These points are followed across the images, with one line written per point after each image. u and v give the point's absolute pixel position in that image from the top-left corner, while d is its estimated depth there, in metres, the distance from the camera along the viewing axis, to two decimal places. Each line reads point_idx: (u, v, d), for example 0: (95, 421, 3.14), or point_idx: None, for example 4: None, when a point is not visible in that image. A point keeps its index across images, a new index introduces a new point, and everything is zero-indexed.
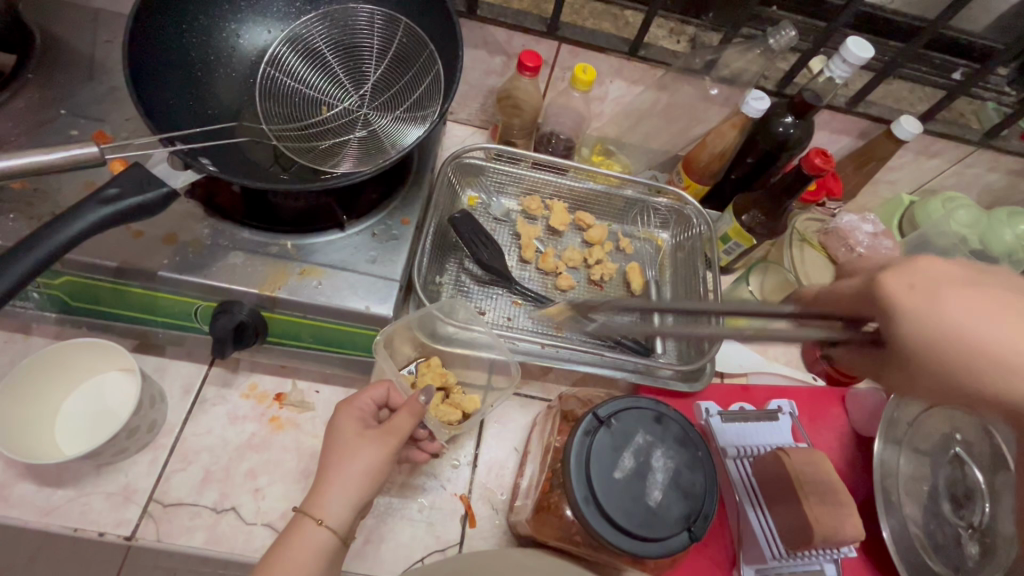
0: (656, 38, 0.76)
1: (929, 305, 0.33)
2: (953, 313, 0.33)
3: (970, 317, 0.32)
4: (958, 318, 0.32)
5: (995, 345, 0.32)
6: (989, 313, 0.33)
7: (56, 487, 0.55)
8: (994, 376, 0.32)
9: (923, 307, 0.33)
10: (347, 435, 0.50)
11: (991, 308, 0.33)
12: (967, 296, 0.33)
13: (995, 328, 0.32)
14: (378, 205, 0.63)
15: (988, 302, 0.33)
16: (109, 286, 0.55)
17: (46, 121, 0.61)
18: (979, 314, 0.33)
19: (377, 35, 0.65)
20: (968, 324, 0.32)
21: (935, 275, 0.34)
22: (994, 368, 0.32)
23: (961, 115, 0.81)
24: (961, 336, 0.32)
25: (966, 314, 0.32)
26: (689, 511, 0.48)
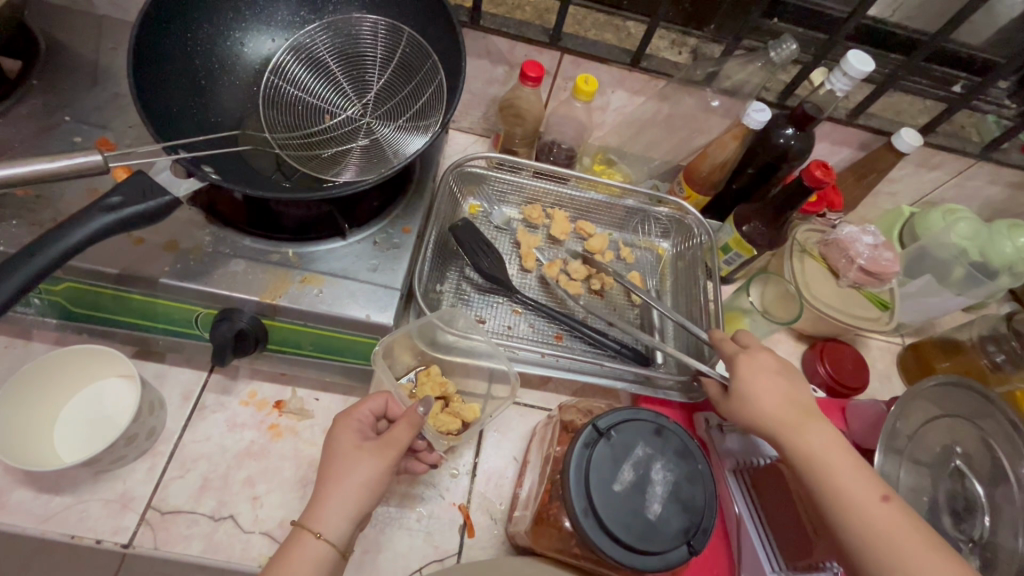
0: (658, 49, 0.77)
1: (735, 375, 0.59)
2: (750, 379, 0.58)
3: (762, 392, 0.57)
4: (746, 384, 0.57)
5: (758, 397, 0.56)
6: (771, 384, 0.57)
7: (53, 494, 0.55)
8: (756, 419, 0.56)
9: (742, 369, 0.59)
10: (345, 446, 0.50)
11: (778, 384, 0.57)
12: (766, 376, 0.58)
13: (764, 391, 0.57)
14: (380, 213, 0.63)
15: (778, 381, 0.57)
16: (110, 292, 0.56)
17: (50, 128, 0.62)
18: (770, 386, 0.57)
19: (381, 45, 0.66)
20: (750, 382, 0.57)
21: (757, 362, 0.59)
22: (762, 417, 0.56)
23: (961, 127, 0.81)
24: (751, 395, 0.57)
25: (758, 380, 0.57)
26: (689, 524, 0.48)
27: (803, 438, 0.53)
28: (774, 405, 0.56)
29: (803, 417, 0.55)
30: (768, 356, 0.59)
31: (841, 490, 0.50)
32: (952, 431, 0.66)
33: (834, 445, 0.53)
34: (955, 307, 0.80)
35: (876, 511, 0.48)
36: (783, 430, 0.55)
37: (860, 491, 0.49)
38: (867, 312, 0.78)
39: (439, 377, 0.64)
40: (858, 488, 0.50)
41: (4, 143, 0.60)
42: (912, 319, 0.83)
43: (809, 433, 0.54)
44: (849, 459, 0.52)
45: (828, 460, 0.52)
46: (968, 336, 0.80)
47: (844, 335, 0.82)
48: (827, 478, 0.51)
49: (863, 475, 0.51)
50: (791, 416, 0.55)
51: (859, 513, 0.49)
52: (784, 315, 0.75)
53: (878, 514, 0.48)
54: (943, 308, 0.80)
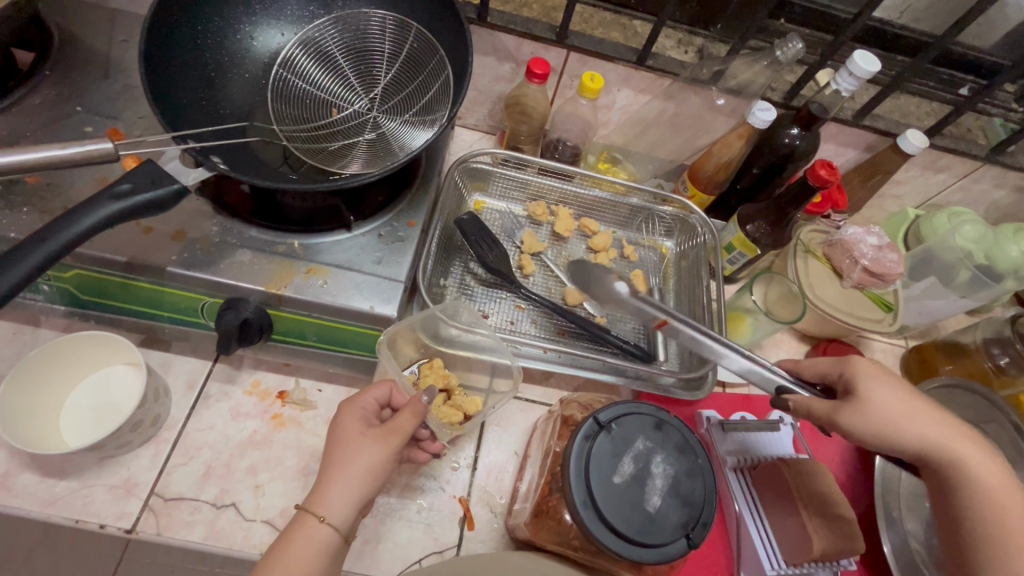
0: (664, 48, 0.77)
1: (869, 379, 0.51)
2: (870, 388, 0.51)
3: (901, 403, 0.50)
4: (873, 392, 0.50)
5: (893, 412, 0.50)
6: (900, 395, 0.51)
7: (58, 478, 0.56)
8: (891, 431, 0.50)
9: (870, 374, 0.51)
10: (350, 432, 0.50)
11: (906, 394, 0.51)
12: (888, 383, 0.51)
13: (890, 405, 0.50)
14: (385, 207, 0.64)
15: (897, 389, 0.51)
16: (118, 280, 0.56)
17: (62, 118, 0.62)
18: (898, 395, 0.51)
19: (389, 40, 0.66)
20: (883, 392, 0.51)
21: (875, 365, 0.53)
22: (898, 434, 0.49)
23: (968, 130, 0.81)
24: (890, 405, 0.50)
25: (882, 390, 0.50)
26: (688, 518, 0.48)
27: (968, 456, 0.49)
28: (900, 415, 0.50)
29: (957, 433, 0.51)
30: (877, 362, 0.53)
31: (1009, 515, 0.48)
32: None
33: (996, 469, 0.50)
34: (960, 310, 0.80)
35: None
36: (945, 449, 0.50)
37: (1019, 510, 0.48)
38: (869, 313, 0.78)
39: (442, 369, 0.64)
40: (1014, 505, 0.48)
41: (17, 132, 0.60)
42: (916, 322, 0.83)
43: (968, 451, 0.50)
44: (1002, 473, 0.50)
45: (991, 483, 0.49)
46: (972, 339, 0.80)
47: (847, 336, 0.82)
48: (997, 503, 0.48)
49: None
50: (948, 434, 0.50)
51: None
52: (787, 314, 0.75)
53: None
54: (948, 311, 0.80)
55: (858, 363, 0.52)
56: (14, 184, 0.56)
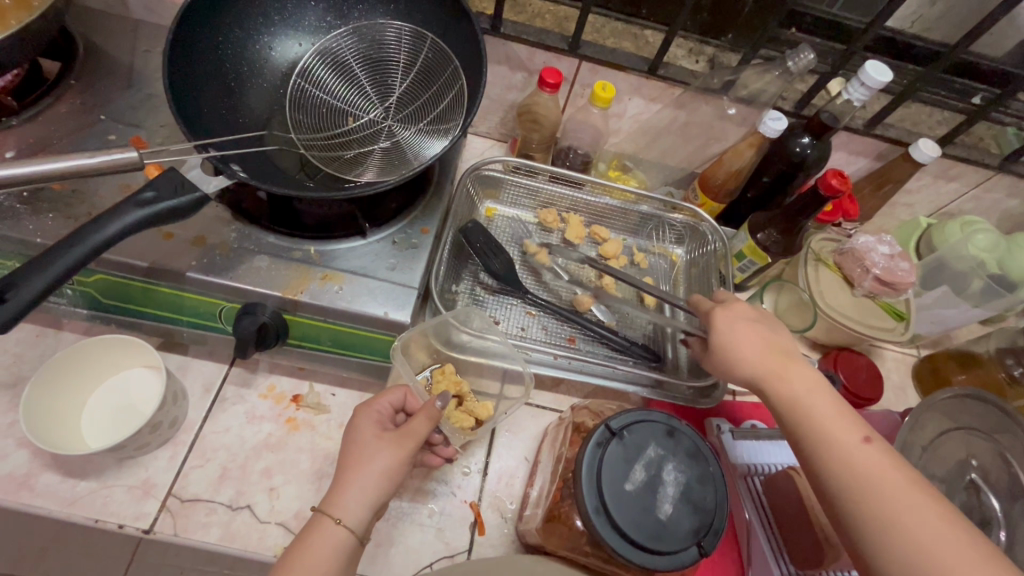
0: (675, 58, 0.78)
1: (742, 325, 0.57)
2: (730, 335, 0.57)
3: (751, 346, 0.55)
4: (734, 341, 0.56)
5: (738, 350, 0.55)
6: (751, 335, 0.56)
7: (78, 479, 0.57)
8: (753, 382, 0.54)
9: (719, 327, 0.58)
10: (365, 436, 0.51)
11: (765, 334, 0.56)
12: (744, 330, 0.57)
13: (746, 341, 0.56)
14: (399, 214, 0.65)
15: (757, 329, 0.57)
16: (139, 285, 0.58)
17: (87, 126, 0.64)
18: (756, 338, 0.56)
19: (404, 50, 0.67)
20: (739, 343, 0.56)
21: (733, 313, 0.59)
22: (760, 376, 0.53)
23: (981, 139, 0.81)
24: (730, 346, 0.56)
25: (744, 338, 0.56)
26: (699, 525, 0.48)
27: (783, 378, 0.52)
28: (774, 364, 0.53)
29: (785, 367, 0.53)
30: (746, 308, 0.59)
31: (842, 453, 0.46)
32: (968, 444, 0.65)
33: (816, 389, 0.50)
34: (974, 319, 0.79)
35: (867, 460, 0.45)
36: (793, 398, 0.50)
37: (840, 434, 0.47)
38: (882, 322, 0.77)
39: (454, 375, 0.64)
40: (837, 431, 0.47)
41: (44, 140, 0.62)
42: (928, 331, 0.83)
43: (809, 390, 0.50)
44: (827, 394, 0.50)
45: (809, 401, 0.49)
46: (985, 349, 0.79)
47: (859, 344, 0.82)
48: (832, 441, 0.47)
49: (847, 421, 0.48)
50: (792, 372, 0.52)
51: (863, 475, 0.44)
52: (798, 322, 0.78)
53: (883, 471, 0.44)
54: (960, 320, 0.80)
55: (717, 317, 0.59)
56: (41, 191, 0.57)
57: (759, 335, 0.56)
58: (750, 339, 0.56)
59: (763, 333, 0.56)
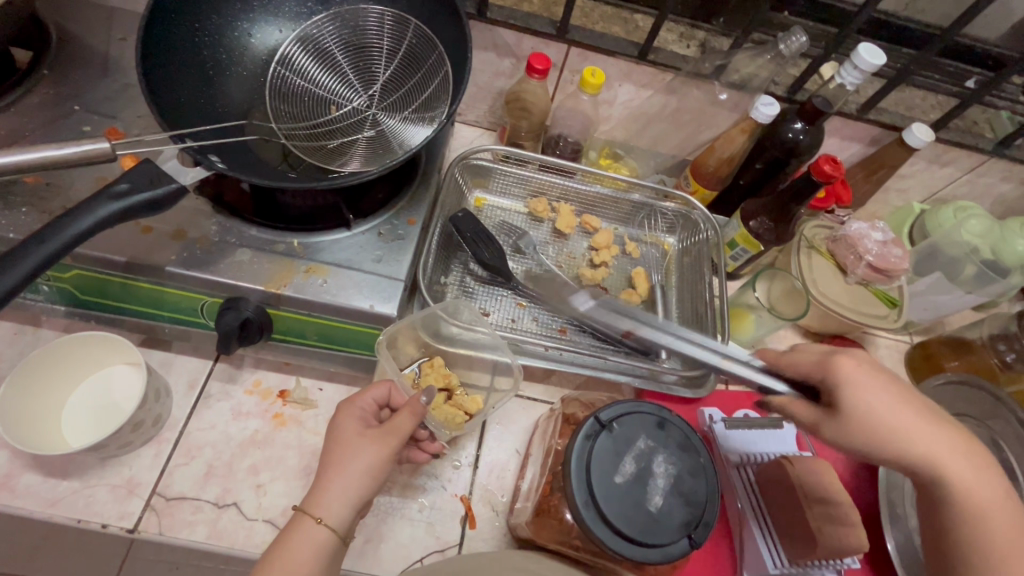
0: (666, 42, 0.76)
1: (873, 385, 0.45)
2: (867, 398, 0.45)
3: (899, 415, 0.46)
4: (870, 404, 0.45)
5: (886, 421, 0.45)
6: (894, 398, 0.46)
7: (60, 478, 0.56)
8: (897, 445, 0.46)
9: (859, 385, 0.45)
10: (348, 432, 0.50)
11: (899, 395, 0.46)
12: (892, 392, 0.46)
13: (891, 412, 0.45)
14: (385, 204, 0.63)
15: (891, 384, 0.46)
16: (118, 280, 0.56)
17: (60, 117, 0.62)
18: (894, 401, 0.46)
19: (388, 36, 0.65)
20: (879, 408, 0.45)
21: (866, 365, 0.46)
22: (900, 445, 0.45)
23: (974, 123, 0.80)
24: (881, 416, 0.45)
25: (882, 402, 0.45)
26: (690, 517, 0.48)
27: (941, 452, 0.46)
28: (925, 430, 0.46)
29: (939, 435, 0.47)
30: (864, 355, 0.47)
31: (976, 510, 0.47)
32: None
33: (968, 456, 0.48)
34: (966, 305, 0.79)
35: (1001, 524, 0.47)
36: (947, 470, 0.47)
37: (987, 499, 0.47)
38: (874, 309, 0.77)
39: (443, 368, 0.64)
40: (985, 491, 0.47)
41: (15, 131, 0.60)
42: (921, 317, 0.82)
43: (959, 456, 0.47)
44: (970, 452, 0.48)
45: (964, 475, 0.47)
46: (978, 335, 0.79)
47: (851, 332, 0.81)
48: (969, 498, 0.47)
49: (987, 484, 0.48)
50: (942, 442, 0.47)
51: (996, 538, 0.46)
52: (791, 310, 0.75)
53: (998, 530, 0.47)
54: (953, 307, 0.79)
55: (841, 365, 0.46)
56: (13, 185, 0.56)
57: (905, 397, 0.46)
58: (894, 403, 0.46)
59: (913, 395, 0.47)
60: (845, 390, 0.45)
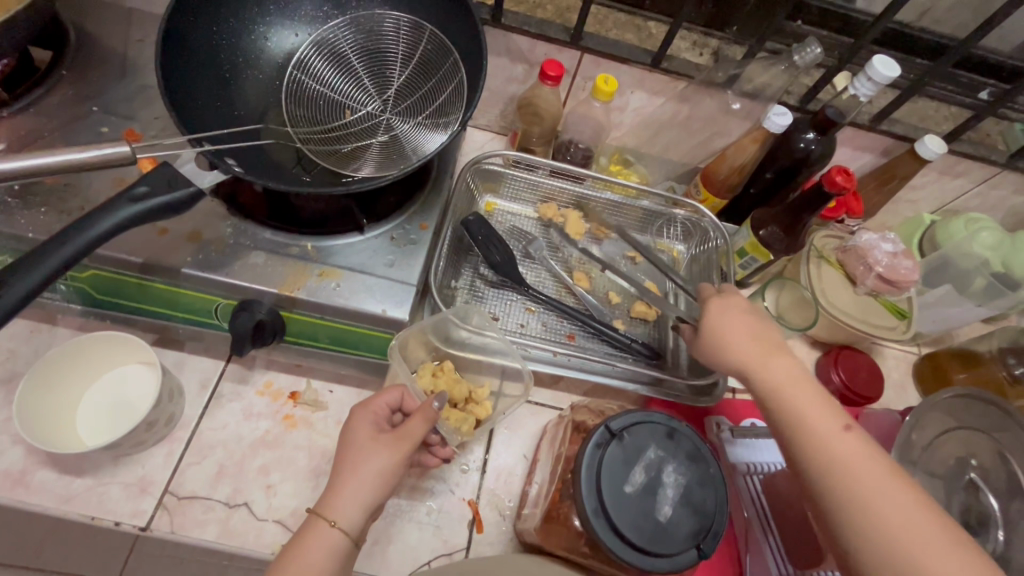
0: (679, 50, 0.76)
1: (723, 313, 0.57)
2: (720, 322, 0.56)
3: (736, 336, 0.55)
4: (716, 323, 0.57)
5: (724, 335, 0.55)
6: (741, 322, 0.56)
7: (74, 476, 0.56)
8: (734, 361, 0.54)
9: (712, 313, 0.57)
10: (361, 437, 0.51)
11: (747, 324, 0.55)
12: (746, 326, 0.55)
13: (731, 330, 0.55)
14: (398, 209, 0.64)
15: (745, 317, 0.56)
16: (134, 281, 0.57)
17: (79, 118, 0.63)
18: (739, 325, 0.55)
19: (403, 42, 0.66)
20: (725, 326, 0.56)
21: (726, 302, 0.58)
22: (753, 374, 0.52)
23: (988, 135, 0.80)
24: (716, 329, 0.56)
25: (730, 324, 0.56)
26: (699, 528, 0.48)
27: (766, 371, 0.51)
28: (760, 351, 0.53)
29: (772, 360, 0.52)
30: (741, 298, 0.59)
31: (834, 463, 0.44)
32: (969, 444, 0.65)
33: (799, 379, 0.50)
34: (975, 318, 0.79)
35: (844, 448, 0.45)
36: (778, 390, 0.50)
37: (822, 425, 0.47)
38: (883, 319, 0.77)
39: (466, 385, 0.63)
40: (820, 421, 0.47)
41: (36, 131, 0.61)
42: (931, 329, 0.82)
43: (797, 387, 0.49)
44: (809, 388, 0.49)
45: (792, 394, 0.49)
46: (988, 347, 0.79)
47: (859, 343, 0.81)
48: (822, 442, 0.46)
49: (825, 411, 0.47)
50: (777, 367, 0.51)
51: (842, 463, 0.44)
52: (799, 320, 0.77)
53: (879, 492, 0.42)
54: (963, 319, 0.79)
55: (708, 299, 0.59)
56: (33, 185, 0.56)
57: (755, 329, 0.55)
58: (740, 327, 0.55)
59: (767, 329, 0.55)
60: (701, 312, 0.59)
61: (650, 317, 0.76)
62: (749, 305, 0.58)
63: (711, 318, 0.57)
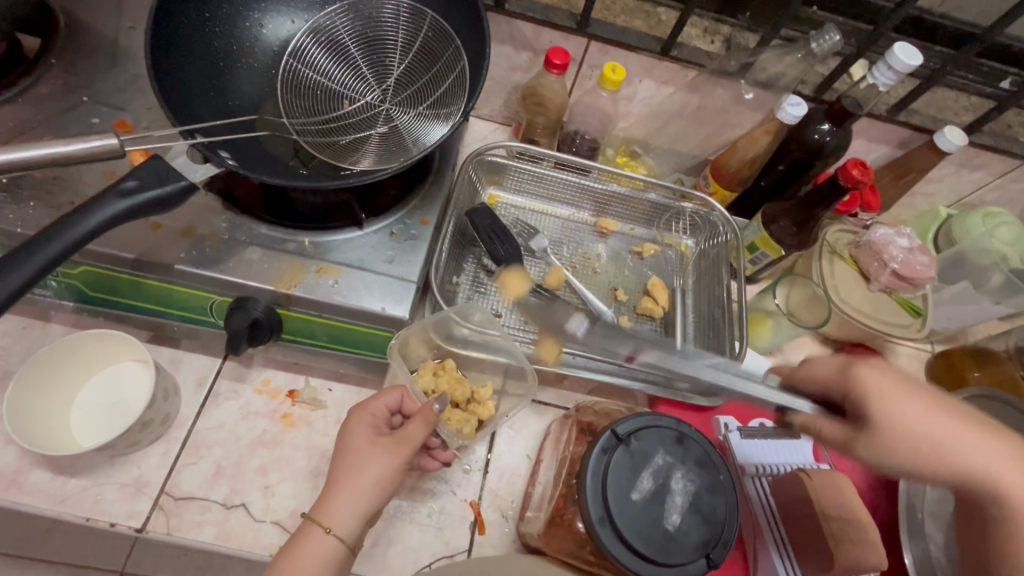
0: (689, 38, 0.74)
1: (899, 398, 0.43)
2: (890, 410, 0.43)
3: (921, 421, 0.43)
4: (891, 415, 0.43)
5: (907, 431, 0.43)
6: (923, 407, 0.43)
7: (68, 476, 0.55)
8: (930, 465, 0.42)
9: (881, 395, 0.44)
10: (359, 441, 0.49)
11: (924, 404, 0.43)
12: (912, 400, 0.43)
13: (916, 420, 0.43)
14: (398, 202, 0.62)
15: (922, 397, 0.44)
16: (127, 278, 0.55)
17: (69, 108, 0.61)
18: (918, 410, 0.43)
19: (403, 29, 0.63)
20: (910, 417, 0.43)
21: (888, 376, 0.45)
22: (939, 467, 0.42)
23: (1009, 126, 0.77)
24: (896, 427, 0.43)
25: (910, 412, 0.43)
26: (708, 536, 0.46)
27: (967, 456, 0.42)
28: (956, 437, 0.43)
29: (971, 440, 0.43)
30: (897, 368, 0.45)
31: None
32: None
33: (1010, 461, 0.43)
34: (992, 316, 0.76)
35: None
36: (977, 477, 0.43)
37: None
38: (897, 317, 0.74)
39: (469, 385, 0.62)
40: None
41: (25, 122, 0.59)
42: (945, 327, 0.80)
43: (1011, 467, 0.43)
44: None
45: (1003, 477, 0.42)
46: (1003, 346, 0.77)
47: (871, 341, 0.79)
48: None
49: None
50: (982, 451, 0.43)
51: None
52: (810, 318, 0.74)
53: None
54: (979, 317, 0.77)
55: (864, 374, 0.45)
56: (21, 178, 0.55)
57: (936, 405, 0.44)
58: (914, 407, 0.43)
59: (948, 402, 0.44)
60: (865, 398, 0.44)
61: (656, 314, 0.74)
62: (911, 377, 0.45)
63: (883, 406, 0.43)
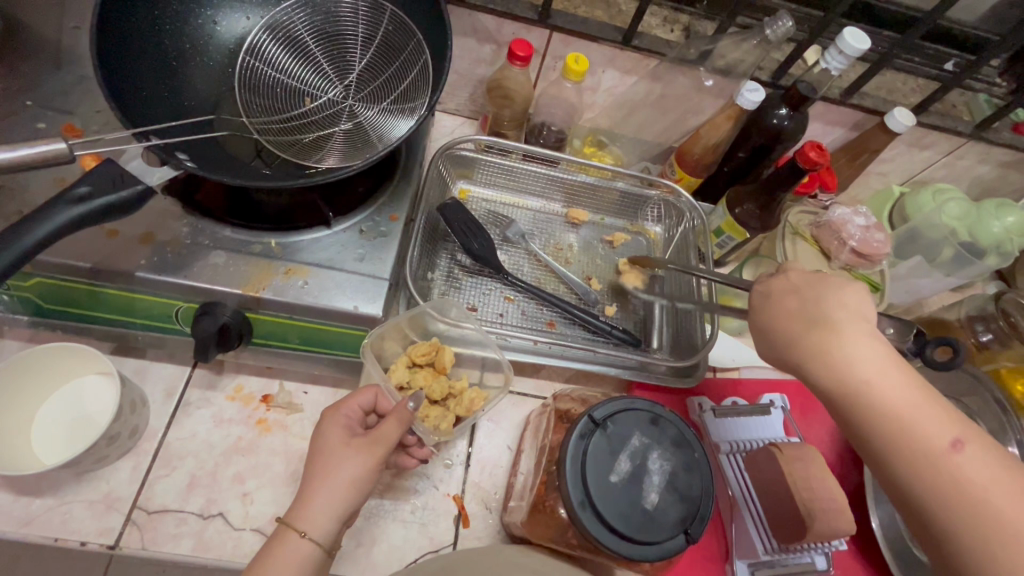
0: (649, 27, 0.75)
1: (786, 297, 0.48)
2: (774, 305, 0.49)
3: (791, 313, 0.47)
4: (776, 304, 0.48)
5: (775, 321, 0.48)
6: (801, 302, 0.47)
7: (33, 497, 0.53)
8: (815, 368, 0.45)
9: (766, 296, 0.49)
10: (333, 442, 0.49)
11: (796, 303, 0.47)
12: (793, 299, 0.48)
13: (782, 314, 0.48)
14: (366, 200, 0.61)
15: (795, 298, 0.48)
16: (84, 288, 0.53)
17: (13, 114, 0.58)
18: (790, 305, 0.48)
19: (363, 23, 0.62)
20: (787, 310, 0.48)
21: (806, 279, 0.48)
22: (809, 358, 0.45)
23: (953, 106, 0.81)
24: (766, 313, 0.48)
25: (792, 308, 0.47)
26: (686, 513, 0.48)
27: (845, 347, 0.44)
28: (811, 333, 0.45)
29: (850, 331, 0.44)
30: (797, 274, 0.49)
31: (933, 454, 0.40)
32: None
33: (884, 364, 0.43)
34: (944, 287, 0.82)
35: (963, 466, 0.39)
36: (840, 373, 0.43)
37: (931, 428, 0.41)
38: None
39: (446, 380, 0.60)
40: (927, 416, 0.41)
41: None
42: (902, 300, 0.84)
43: (853, 347, 0.44)
44: (904, 373, 0.43)
45: (881, 381, 0.42)
46: (956, 316, 0.80)
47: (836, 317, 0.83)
48: (903, 424, 0.41)
49: (940, 417, 0.41)
50: (876, 353, 0.43)
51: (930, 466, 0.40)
52: None
53: (976, 475, 0.39)
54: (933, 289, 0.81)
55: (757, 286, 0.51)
56: None
57: (855, 300, 0.46)
58: (845, 298, 0.46)
59: (811, 300, 0.47)
60: (761, 293, 0.50)
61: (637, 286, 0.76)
62: (810, 280, 0.48)
63: (769, 302, 0.49)
